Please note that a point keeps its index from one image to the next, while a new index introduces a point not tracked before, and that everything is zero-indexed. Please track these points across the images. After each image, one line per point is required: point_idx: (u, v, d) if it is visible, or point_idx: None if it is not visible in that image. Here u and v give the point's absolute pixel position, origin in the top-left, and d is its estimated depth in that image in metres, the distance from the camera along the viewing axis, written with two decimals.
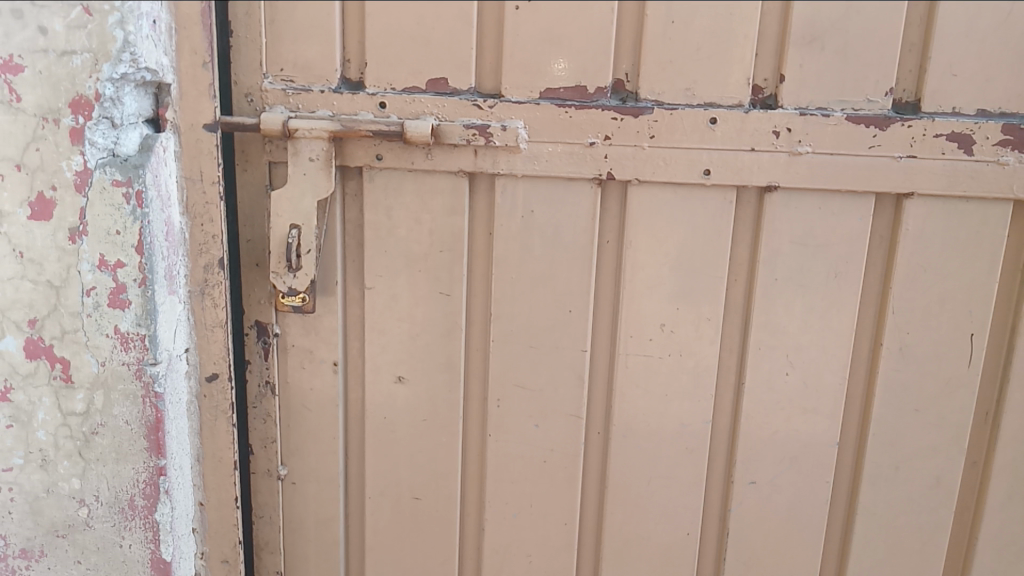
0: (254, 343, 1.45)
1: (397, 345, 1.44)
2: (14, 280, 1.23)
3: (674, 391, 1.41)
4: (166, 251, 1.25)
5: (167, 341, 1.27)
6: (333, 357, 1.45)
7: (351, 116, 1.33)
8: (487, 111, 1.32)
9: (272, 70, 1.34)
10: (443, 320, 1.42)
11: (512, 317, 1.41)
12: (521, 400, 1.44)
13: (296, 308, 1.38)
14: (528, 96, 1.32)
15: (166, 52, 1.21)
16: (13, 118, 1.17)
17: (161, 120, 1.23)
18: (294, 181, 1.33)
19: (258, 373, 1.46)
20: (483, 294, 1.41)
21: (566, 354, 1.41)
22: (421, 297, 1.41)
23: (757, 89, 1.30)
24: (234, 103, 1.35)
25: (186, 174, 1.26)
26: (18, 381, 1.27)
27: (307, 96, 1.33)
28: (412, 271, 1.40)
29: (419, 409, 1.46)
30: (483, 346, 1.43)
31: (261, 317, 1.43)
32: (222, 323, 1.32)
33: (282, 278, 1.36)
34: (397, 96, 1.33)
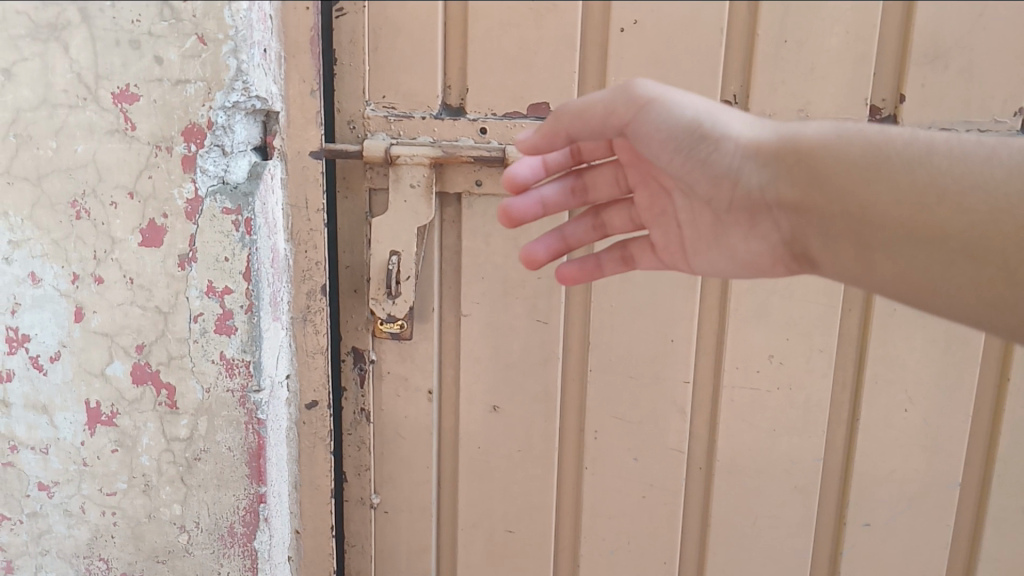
0: (351, 370, 1.44)
1: (493, 373, 1.41)
2: (123, 306, 1.24)
3: (781, 426, 1.35)
4: (272, 277, 1.25)
5: (271, 368, 1.27)
6: (428, 384, 1.43)
7: (452, 142, 1.32)
8: None
9: (374, 97, 1.34)
10: (540, 349, 1.39)
11: (611, 348, 1.37)
12: (620, 433, 1.40)
13: (395, 333, 1.36)
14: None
15: (275, 80, 1.22)
16: (126, 147, 1.18)
17: (270, 147, 1.24)
18: (395, 208, 1.32)
19: (353, 400, 1.45)
20: (581, 323, 1.38)
21: (667, 384, 1.37)
22: (518, 325, 1.38)
23: (875, 109, 1.25)
24: (336, 130, 1.36)
25: (291, 201, 1.26)
26: (125, 406, 1.28)
27: (409, 123, 1.33)
28: (509, 298, 1.38)
29: (514, 439, 1.43)
30: (581, 376, 1.40)
31: (358, 343, 1.42)
32: (323, 349, 1.31)
33: (381, 304, 1.35)
34: (498, 121, 1.32)
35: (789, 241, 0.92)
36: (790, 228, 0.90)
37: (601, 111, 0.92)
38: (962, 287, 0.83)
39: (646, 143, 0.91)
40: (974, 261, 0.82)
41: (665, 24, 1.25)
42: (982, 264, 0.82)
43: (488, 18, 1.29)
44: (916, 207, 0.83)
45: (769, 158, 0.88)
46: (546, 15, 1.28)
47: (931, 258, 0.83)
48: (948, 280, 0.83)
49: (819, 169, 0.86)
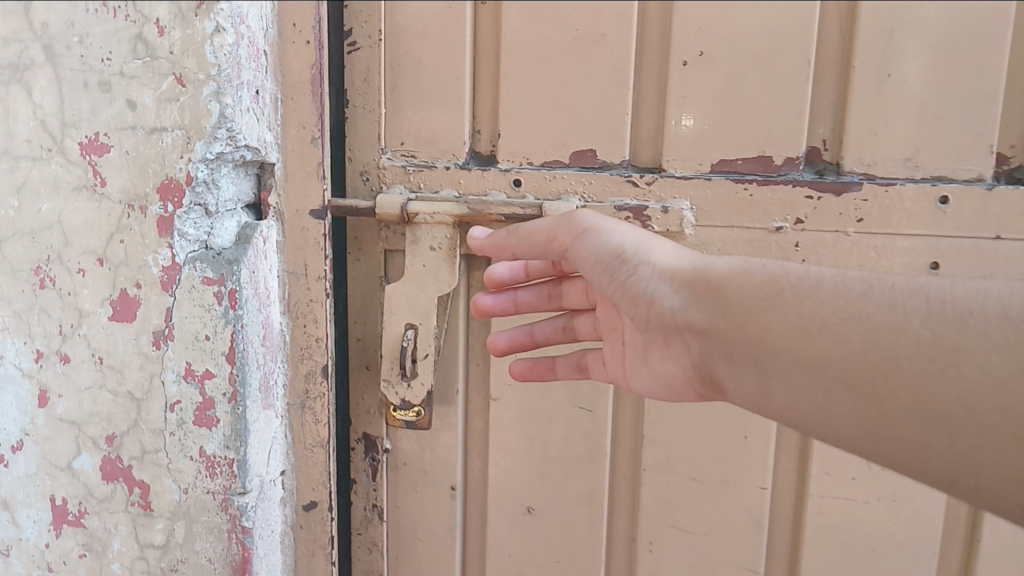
0: (361, 460, 1.23)
1: (527, 469, 1.19)
2: (92, 390, 1.06)
3: (881, 545, 1.10)
4: (262, 358, 1.05)
5: (259, 465, 1.07)
6: (451, 479, 1.21)
7: (481, 197, 1.11)
8: (644, 189, 1.08)
9: (391, 144, 1.15)
10: (583, 442, 1.16)
11: (669, 444, 1.13)
12: (680, 545, 1.16)
13: (411, 422, 1.14)
14: (697, 170, 1.07)
15: (270, 126, 1.03)
16: (96, 206, 1.01)
17: (264, 205, 1.05)
18: (412, 274, 1.12)
19: (363, 495, 1.24)
20: (632, 412, 1.14)
21: (738, 490, 1.12)
22: (558, 413, 1.15)
23: (1002, 158, 1.00)
24: (347, 182, 1.17)
25: (288, 268, 1.07)
26: (93, 505, 1.10)
27: (430, 173, 1.13)
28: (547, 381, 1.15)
29: (552, 547, 1.20)
30: (632, 475, 1.16)
31: (370, 429, 1.22)
32: (324, 443, 1.11)
33: (394, 387, 1.13)
34: (535, 172, 1.11)
35: (699, 364, 0.85)
36: (701, 347, 0.83)
37: (541, 233, 0.94)
38: (846, 424, 0.71)
39: (580, 262, 0.91)
40: (853, 395, 0.70)
41: (737, 55, 1.03)
42: (863, 399, 0.69)
43: (525, 51, 1.09)
44: (795, 326, 0.74)
45: (680, 282, 0.84)
46: (593, 47, 1.07)
47: (811, 387, 0.73)
48: (834, 412, 0.72)
49: (724, 296, 0.80)
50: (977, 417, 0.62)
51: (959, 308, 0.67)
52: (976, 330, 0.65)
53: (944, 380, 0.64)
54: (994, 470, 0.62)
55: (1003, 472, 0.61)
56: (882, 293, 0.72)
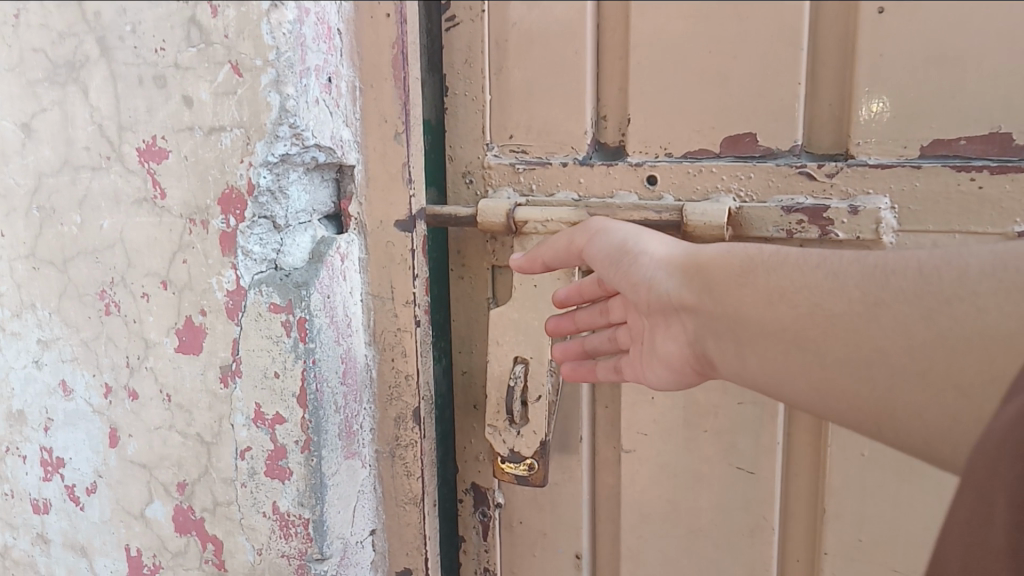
0: (471, 515, 1.04)
1: (670, 541, 0.95)
2: (161, 430, 0.93)
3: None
4: (342, 400, 0.88)
5: (342, 526, 0.90)
6: (576, 546, 0.99)
7: (606, 199, 0.89)
8: (824, 183, 0.81)
9: (498, 138, 0.95)
10: (741, 511, 0.91)
11: (860, 522, 0.85)
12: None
13: (523, 479, 0.93)
14: (897, 156, 0.79)
15: (347, 121, 0.85)
16: (157, 222, 0.87)
17: (344, 216, 0.89)
18: (523, 296, 0.91)
19: (473, 555, 1.05)
20: (808, 477, 0.88)
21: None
22: (707, 474, 0.91)
23: None
24: (448, 185, 0.98)
25: (373, 290, 0.90)
26: (168, 559, 0.97)
27: (545, 171, 0.92)
28: (694, 432, 0.91)
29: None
30: (808, 558, 0.90)
31: (479, 480, 1.02)
32: (418, 500, 0.93)
33: (501, 435, 0.93)
34: (675, 165, 0.87)
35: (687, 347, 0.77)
36: (688, 328, 0.76)
37: (564, 244, 0.81)
38: (796, 378, 0.67)
39: (597, 264, 0.79)
40: (808, 355, 0.66)
41: None
42: (812, 356, 0.66)
43: (661, 11, 0.85)
44: (766, 293, 0.69)
45: (671, 263, 0.76)
46: None
47: (771, 348, 0.69)
48: (787, 370, 0.68)
49: (707, 271, 0.73)
50: (889, 362, 0.61)
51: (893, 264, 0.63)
52: (896, 286, 0.62)
53: (864, 333, 0.63)
54: (934, 411, 0.59)
55: (910, 410, 0.60)
56: (832, 264, 0.67)
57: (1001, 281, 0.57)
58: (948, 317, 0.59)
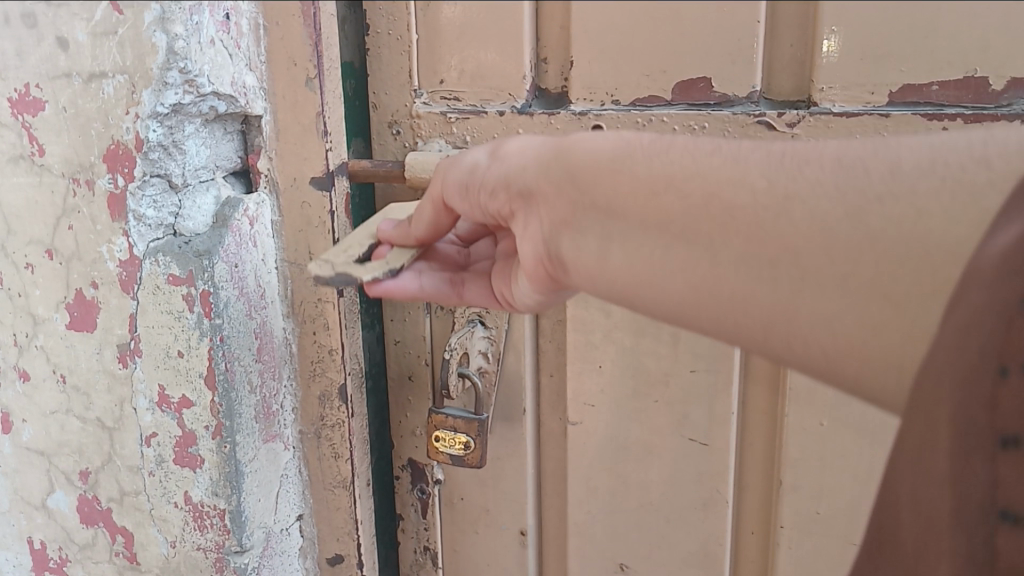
0: (408, 492, 0.97)
1: (619, 517, 0.89)
2: (58, 415, 0.84)
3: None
4: (257, 378, 0.80)
5: (263, 514, 0.82)
6: (520, 522, 0.93)
7: None
8: (784, 134, 0.73)
9: (427, 84, 0.84)
10: (693, 485, 0.85)
11: (819, 495, 0.81)
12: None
13: (455, 458, 0.85)
14: (864, 103, 0.71)
15: (251, 64, 0.75)
16: (37, 182, 0.76)
17: (253, 173, 0.79)
18: None
19: (412, 534, 0.99)
20: (764, 448, 0.82)
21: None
22: (658, 446, 0.85)
23: None
24: (375, 138, 0.87)
25: (289, 256, 0.81)
26: (74, 552, 0.88)
27: (480, 121, 0.82)
28: (644, 402, 0.84)
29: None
30: (763, 530, 0.85)
31: (416, 455, 0.95)
32: (348, 482, 0.86)
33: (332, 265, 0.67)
34: (622, 114, 0.78)
35: (544, 253, 0.61)
36: (544, 230, 0.60)
37: (428, 205, 0.65)
38: (671, 282, 0.54)
39: (455, 199, 0.63)
40: (693, 249, 0.53)
41: None
42: (698, 252, 0.52)
43: None
44: (646, 188, 0.55)
45: (534, 158, 0.59)
46: None
47: (640, 244, 0.55)
48: (655, 269, 0.55)
49: (576, 165, 0.57)
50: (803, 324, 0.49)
51: (803, 172, 0.51)
52: (812, 174, 0.50)
53: (773, 227, 0.50)
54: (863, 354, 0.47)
55: (813, 317, 0.48)
56: (727, 149, 0.54)
57: (941, 177, 0.47)
58: (885, 227, 0.46)
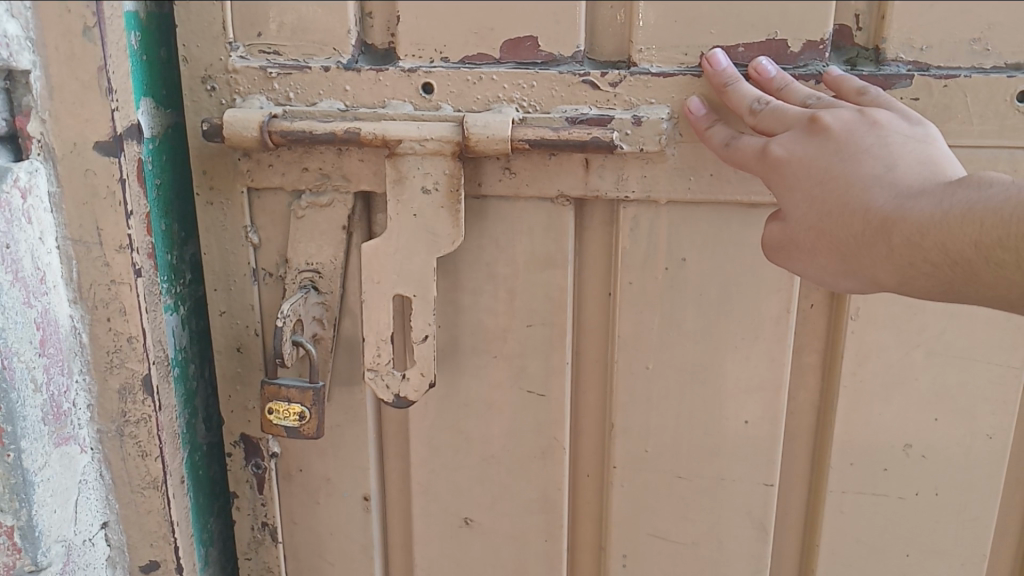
0: (241, 468, 0.90)
1: (461, 473, 0.87)
2: None
3: (918, 550, 0.83)
4: (42, 375, 0.70)
5: (62, 527, 0.73)
6: (363, 487, 0.89)
7: (375, 110, 0.75)
8: (607, 93, 0.73)
9: (244, 36, 0.76)
10: (532, 434, 0.85)
11: (648, 433, 0.83)
12: (660, 555, 0.87)
13: (289, 430, 0.79)
14: (679, 64, 0.72)
15: (12, 10, 0.64)
16: None
17: (22, 138, 0.68)
18: (305, 232, 0.79)
19: (249, 512, 0.91)
20: (596, 392, 0.84)
21: (734, 488, 0.84)
22: (499, 400, 0.84)
23: None
24: (186, 95, 0.78)
25: (73, 234, 0.71)
26: None
27: (303, 77, 0.76)
28: (484, 358, 0.83)
29: (499, 564, 0.90)
30: (599, 472, 0.86)
31: (248, 431, 0.88)
32: (160, 484, 0.78)
33: (384, 379, 0.78)
34: (452, 72, 0.74)
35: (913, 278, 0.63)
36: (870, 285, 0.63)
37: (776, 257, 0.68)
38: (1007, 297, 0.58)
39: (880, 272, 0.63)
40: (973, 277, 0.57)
41: None
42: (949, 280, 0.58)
43: None
44: (839, 251, 0.62)
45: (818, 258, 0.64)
46: None
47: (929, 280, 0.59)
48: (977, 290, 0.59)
49: (858, 253, 0.61)
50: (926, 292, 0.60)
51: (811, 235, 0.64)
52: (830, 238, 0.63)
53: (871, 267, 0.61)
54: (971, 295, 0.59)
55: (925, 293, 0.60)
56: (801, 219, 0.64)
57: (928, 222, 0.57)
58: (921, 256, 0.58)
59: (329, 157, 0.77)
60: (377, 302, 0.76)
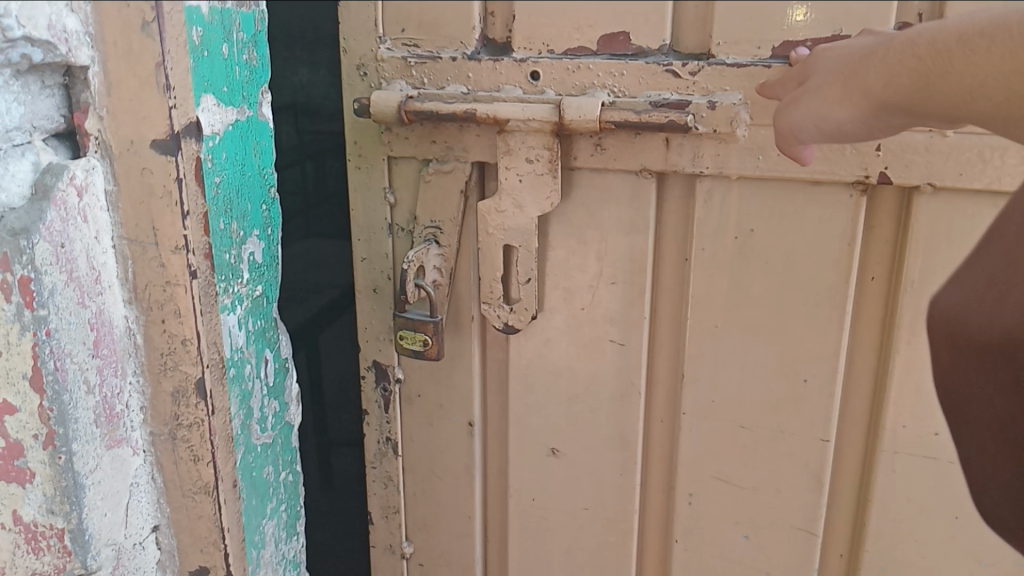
0: (372, 389, 0.92)
1: (547, 402, 0.86)
2: None
3: (967, 514, 0.76)
4: (95, 377, 0.69)
5: (112, 530, 0.72)
6: (469, 413, 0.89)
7: (491, 94, 0.76)
8: (686, 81, 0.71)
9: (390, 31, 0.79)
10: (614, 370, 0.83)
11: (714, 382, 0.80)
12: (721, 504, 0.84)
13: (417, 354, 0.83)
14: (751, 56, 0.70)
15: (72, 5, 0.63)
16: None
17: (80, 135, 0.67)
18: (432, 188, 0.81)
19: (375, 426, 0.94)
20: (669, 341, 0.81)
21: (798, 452, 0.79)
22: (568, 369, 0.84)
23: None
24: (345, 83, 0.82)
25: (128, 233, 0.70)
26: None
27: (435, 67, 0.78)
28: (574, 288, 0.81)
29: (576, 499, 0.89)
30: (666, 437, 0.84)
31: (380, 356, 0.90)
32: (210, 489, 0.76)
33: (494, 310, 0.82)
34: (555, 62, 0.74)
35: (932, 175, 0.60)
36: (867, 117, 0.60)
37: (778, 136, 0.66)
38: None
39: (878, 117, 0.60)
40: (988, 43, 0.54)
41: None
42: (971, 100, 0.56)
43: None
44: (855, 80, 0.60)
45: (817, 92, 0.62)
46: None
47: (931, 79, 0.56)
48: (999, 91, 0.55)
49: (869, 61, 0.59)
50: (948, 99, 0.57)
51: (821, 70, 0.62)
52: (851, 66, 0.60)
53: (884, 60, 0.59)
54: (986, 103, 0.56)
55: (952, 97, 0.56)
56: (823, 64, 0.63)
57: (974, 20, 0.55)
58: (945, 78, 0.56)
59: (454, 133, 0.79)
60: (489, 251, 0.79)
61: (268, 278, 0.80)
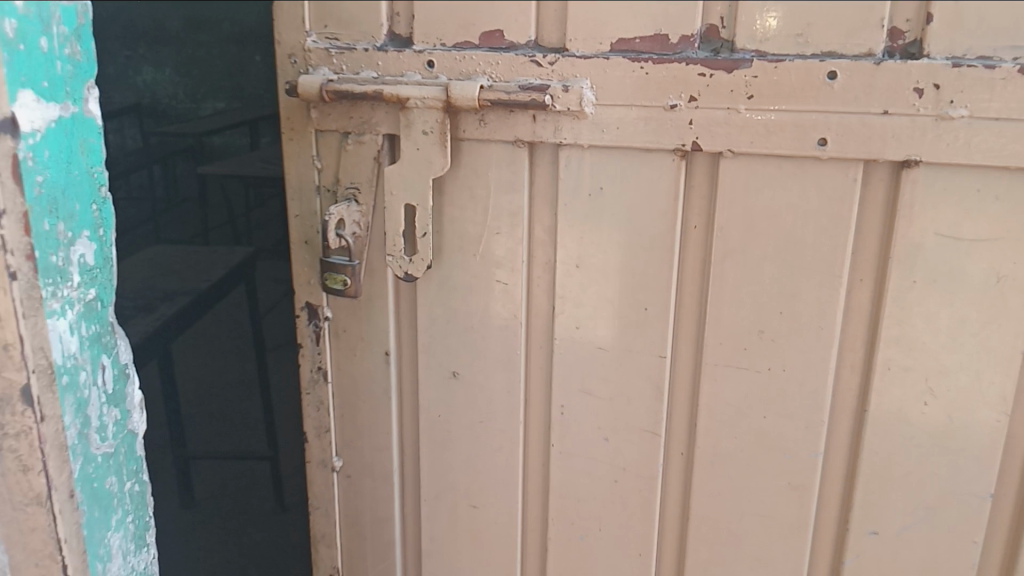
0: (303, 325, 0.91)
1: (448, 330, 0.87)
2: None
3: (806, 444, 0.80)
4: None
5: None
6: (386, 341, 0.89)
7: (394, 80, 0.78)
8: (547, 69, 0.75)
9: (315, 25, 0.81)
10: (499, 301, 0.84)
11: (578, 306, 0.82)
12: (588, 415, 0.85)
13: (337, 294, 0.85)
14: (596, 49, 0.74)
15: None
16: None
17: None
18: (347, 158, 0.83)
19: (309, 356, 0.92)
20: (546, 274, 0.82)
21: (654, 408, 0.83)
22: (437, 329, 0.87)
23: (896, 33, 0.68)
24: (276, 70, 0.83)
25: None
26: None
27: (351, 56, 0.80)
28: (466, 229, 0.83)
29: (454, 458, 0.91)
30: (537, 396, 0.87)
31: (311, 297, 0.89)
32: (42, 499, 0.73)
33: (395, 262, 0.83)
34: (445, 53, 0.77)
35: None
36: None
37: None
38: None
39: None
40: None
41: None
42: None
43: None
44: None
45: None
46: None
47: None
48: None
49: None
50: None
51: None
52: None
53: None
54: None
55: None
56: None
57: None
58: None
59: (371, 111, 0.80)
60: (393, 210, 0.81)
61: (104, 281, 0.77)
